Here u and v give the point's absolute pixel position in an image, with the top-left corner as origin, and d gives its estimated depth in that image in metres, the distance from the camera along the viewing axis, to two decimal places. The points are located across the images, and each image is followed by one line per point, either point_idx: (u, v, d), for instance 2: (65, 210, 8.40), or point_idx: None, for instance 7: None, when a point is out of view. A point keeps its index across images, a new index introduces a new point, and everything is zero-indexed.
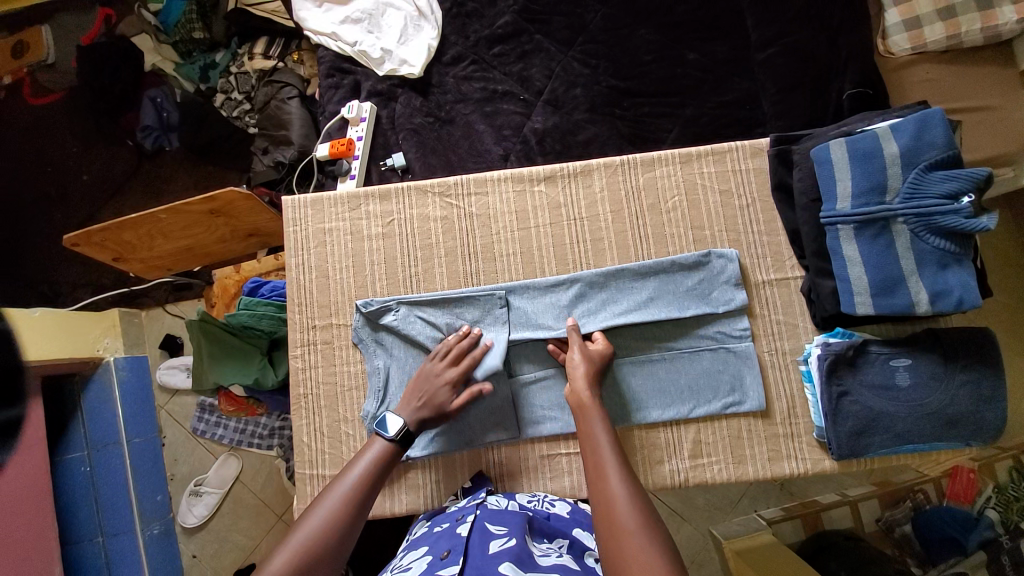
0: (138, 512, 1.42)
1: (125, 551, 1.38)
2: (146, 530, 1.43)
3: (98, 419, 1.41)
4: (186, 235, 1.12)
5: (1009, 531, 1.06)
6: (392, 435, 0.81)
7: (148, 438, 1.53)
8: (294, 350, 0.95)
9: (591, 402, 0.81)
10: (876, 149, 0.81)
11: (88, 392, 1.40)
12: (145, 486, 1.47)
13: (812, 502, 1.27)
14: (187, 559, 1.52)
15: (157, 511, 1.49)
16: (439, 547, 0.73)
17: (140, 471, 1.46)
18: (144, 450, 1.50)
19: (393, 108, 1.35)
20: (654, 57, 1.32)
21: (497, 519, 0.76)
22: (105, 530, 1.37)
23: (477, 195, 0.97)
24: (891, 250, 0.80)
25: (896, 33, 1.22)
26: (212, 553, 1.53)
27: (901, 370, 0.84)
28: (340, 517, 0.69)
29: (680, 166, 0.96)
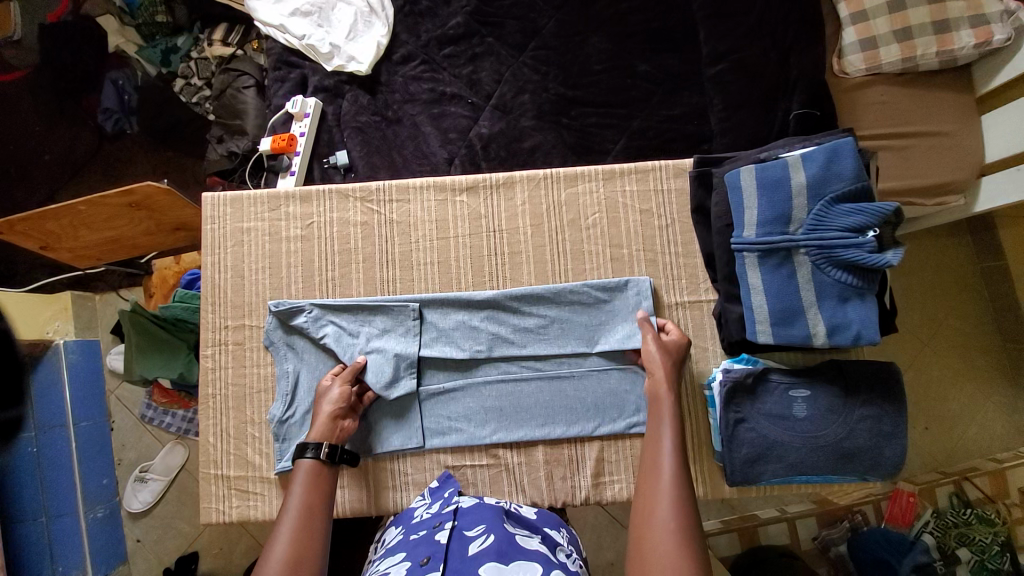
0: (81, 495, 1.42)
1: (67, 532, 1.37)
2: (90, 514, 1.43)
3: (47, 399, 1.38)
4: (111, 226, 1.10)
5: (945, 558, 1.12)
6: (305, 454, 0.79)
7: (95, 422, 1.52)
8: (205, 350, 0.95)
9: (669, 403, 0.78)
10: (784, 178, 0.81)
11: (38, 372, 1.37)
12: (91, 470, 1.47)
13: (751, 516, 1.27)
14: (131, 543, 1.53)
15: (102, 495, 1.49)
16: (417, 554, 0.71)
17: (84, 453, 1.46)
18: (90, 434, 1.49)
19: (340, 105, 1.34)
20: (604, 66, 1.31)
21: (473, 522, 0.76)
22: (50, 511, 1.34)
23: (398, 202, 0.97)
24: (793, 281, 0.80)
25: (852, 53, 1.19)
26: (156, 539, 1.53)
27: (798, 401, 0.85)
28: (298, 543, 0.68)
29: (602, 183, 0.95)
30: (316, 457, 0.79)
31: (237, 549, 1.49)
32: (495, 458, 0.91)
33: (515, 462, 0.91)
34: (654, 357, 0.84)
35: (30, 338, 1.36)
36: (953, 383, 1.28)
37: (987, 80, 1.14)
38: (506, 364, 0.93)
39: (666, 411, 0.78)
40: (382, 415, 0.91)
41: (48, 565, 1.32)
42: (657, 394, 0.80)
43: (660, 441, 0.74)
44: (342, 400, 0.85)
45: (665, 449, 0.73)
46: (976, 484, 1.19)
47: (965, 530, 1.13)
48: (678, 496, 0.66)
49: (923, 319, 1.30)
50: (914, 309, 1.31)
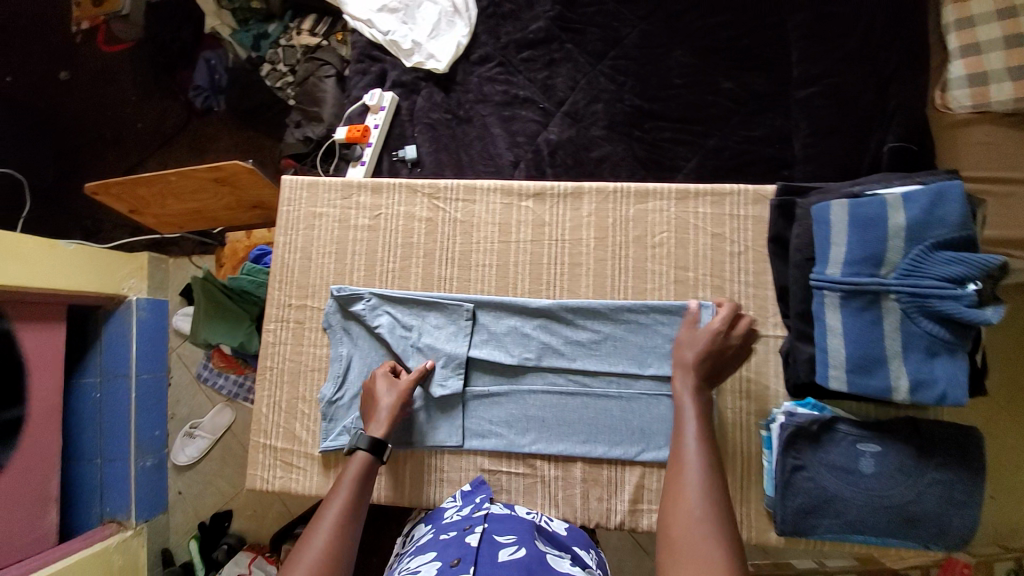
0: (135, 443, 1.53)
1: (118, 475, 1.50)
2: (139, 461, 1.54)
3: (114, 350, 1.53)
4: (195, 199, 1.18)
5: None
6: (359, 445, 0.80)
7: (156, 376, 1.64)
8: (268, 324, 0.99)
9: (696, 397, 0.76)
10: (881, 217, 0.75)
11: (110, 325, 1.54)
12: (146, 421, 1.58)
13: (786, 565, 1.19)
14: (172, 494, 1.63)
15: (152, 445, 1.60)
16: (447, 554, 0.71)
17: (142, 406, 1.56)
18: (149, 386, 1.60)
19: (415, 100, 1.37)
20: (684, 81, 1.28)
21: (503, 530, 0.76)
22: (104, 454, 1.50)
23: (463, 202, 0.97)
24: (877, 328, 0.74)
25: (958, 88, 1.10)
26: (195, 493, 1.63)
27: (867, 456, 0.78)
28: (336, 538, 0.70)
29: (675, 202, 0.92)
30: (366, 449, 0.80)
31: (268, 514, 1.56)
32: (532, 469, 0.90)
33: (552, 475, 0.90)
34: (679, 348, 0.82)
35: (104, 293, 1.47)
36: None
37: None
38: (553, 375, 0.91)
39: (688, 406, 0.76)
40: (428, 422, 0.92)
41: (99, 503, 1.49)
42: (680, 395, 0.78)
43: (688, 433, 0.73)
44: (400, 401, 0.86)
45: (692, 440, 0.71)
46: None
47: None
48: (706, 491, 0.65)
49: None
50: None
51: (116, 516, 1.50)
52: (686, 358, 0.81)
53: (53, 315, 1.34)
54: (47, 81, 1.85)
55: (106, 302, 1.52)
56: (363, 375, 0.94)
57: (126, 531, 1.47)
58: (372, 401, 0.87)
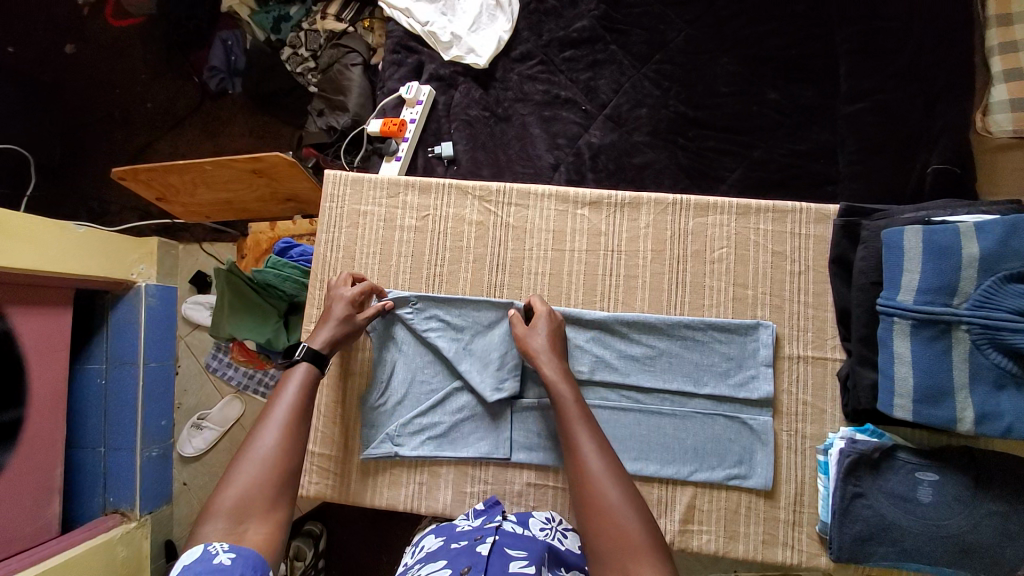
0: (141, 434, 1.44)
1: (122, 466, 1.40)
2: (144, 452, 1.45)
3: (121, 336, 1.43)
4: (227, 189, 1.15)
5: None
6: (298, 356, 0.78)
7: (163, 364, 1.54)
8: (307, 325, 0.96)
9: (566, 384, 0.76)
10: (954, 246, 0.73)
11: (118, 310, 1.43)
12: (152, 411, 1.49)
13: None
14: (177, 485, 1.58)
15: (159, 435, 1.52)
16: (457, 563, 0.69)
17: (149, 393, 1.47)
18: (156, 375, 1.51)
19: (452, 96, 1.33)
20: (731, 90, 1.25)
21: (516, 544, 0.73)
22: (109, 444, 1.40)
23: (517, 206, 0.94)
24: (945, 358, 0.73)
25: (999, 112, 1.13)
26: (200, 484, 1.58)
27: (926, 485, 0.77)
28: (285, 440, 0.69)
29: (735, 218, 0.90)
30: (303, 359, 0.78)
31: None
32: None
33: None
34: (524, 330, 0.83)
35: (114, 277, 1.37)
36: None
37: None
38: (605, 390, 0.89)
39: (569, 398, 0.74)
40: (409, 373, 0.92)
41: (101, 493, 1.39)
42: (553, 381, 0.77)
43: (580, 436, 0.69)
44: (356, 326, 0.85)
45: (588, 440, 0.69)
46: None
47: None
48: (603, 458, 0.67)
49: None
50: None
51: (119, 507, 1.41)
52: (533, 336, 0.83)
53: (59, 300, 1.25)
54: (53, 53, 1.75)
55: (113, 287, 1.42)
56: (407, 381, 0.92)
57: (129, 522, 1.38)
58: (329, 311, 0.85)
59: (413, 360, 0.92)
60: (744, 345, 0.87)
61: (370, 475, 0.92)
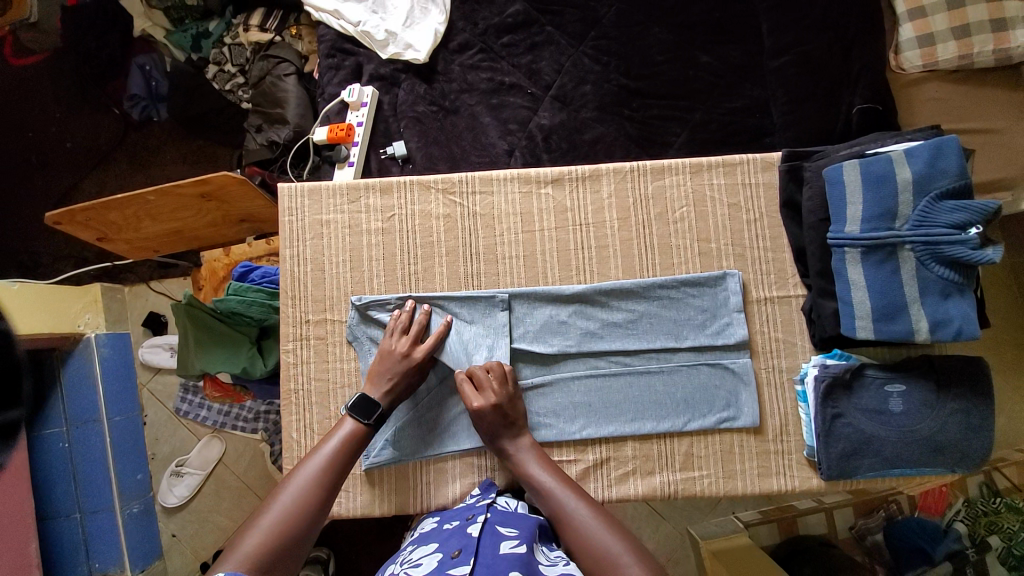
0: (118, 491, 1.36)
1: (104, 528, 1.32)
2: (125, 509, 1.37)
3: (78, 395, 1.32)
4: (175, 218, 1.11)
5: (975, 545, 1.15)
6: (369, 421, 0.82)
7: (129, 416, 1.45)
8: (286, 345, 0.92)
9: (535, 461, 0.82)
10: (889, 174, 0.80)
11: (68, 367, 1.32)
12: (126, 465, 1.40)
13: (790, 507, 1.31)
14: (166, 538, 1.47)
15: (137, 489, 1.43)
16: (449, 546, 0.70)
17: (119, 448, 1.39)
18: (124, 428, 1.42)
19: (396, 94, 1.31)
20: (666, 58, 1.30)
21: (507, 522, 0.75)
22: (83, 508, 1.31)
23: (482, 194, 0.95)
24: (896, 277, 0.80)
25: (909, 49, 1.22)
26: (192, 534, 1.47)
27: (894, 396, 0.85)
28: (312, 496, 0.73)
29: (690, 176, 0.94)
30: (369, 424, 0.82)
31: None
32: (582, 454, 0.91)
33: (605, 457, 0.91)
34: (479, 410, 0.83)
35: (61, 332, 1.28)
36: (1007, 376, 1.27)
37: None
38: (595, 359, 0.92)
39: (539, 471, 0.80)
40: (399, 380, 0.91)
41: (84, 563, 1.30)
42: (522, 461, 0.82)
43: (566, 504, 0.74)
44: (411, 364, 0.86)
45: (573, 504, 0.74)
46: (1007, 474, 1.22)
47: (993, 518, 1.15)
48: (592, 513, 0.72)
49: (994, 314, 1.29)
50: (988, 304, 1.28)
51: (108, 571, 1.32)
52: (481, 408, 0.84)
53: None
54: None
55: (62, 342, 1.32)
56: None
57: None
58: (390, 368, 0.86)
59: None
60: (715, 300, 0.92)
61: (376, 484, 0.91)
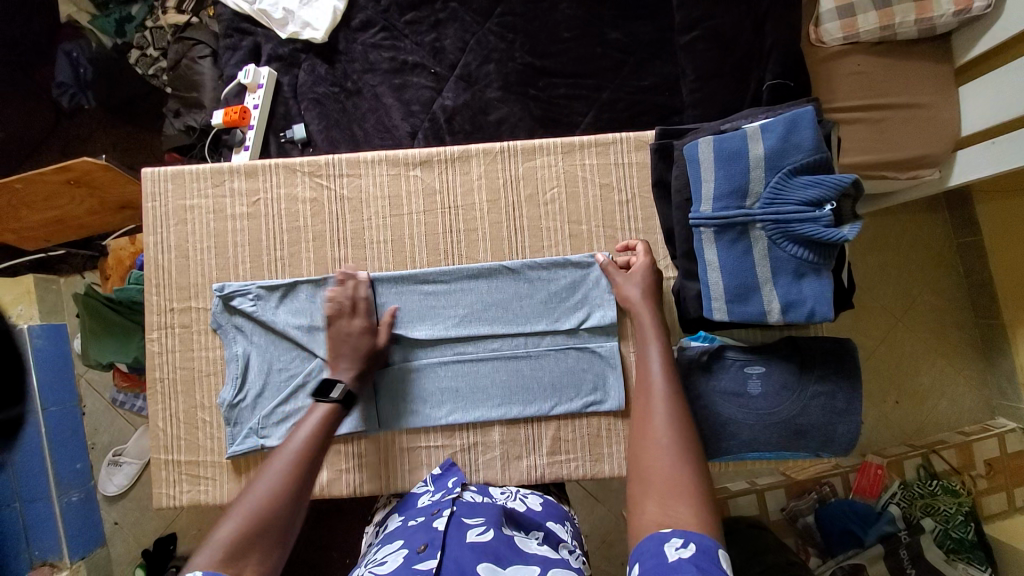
0: (55, 480, 1.29)
1: (41, 517, 1.27)
2: (64, 497, 1.31)
3: None
4: (51, 207, 1.10)
5: (909, 527, 1.17)
6: (335, 396, 0.77)
7: (66, 408, 1.36)
8: (150, 333, 0.92)
9: (653, 325, 0.79)
10: (742, 150, 0.77)
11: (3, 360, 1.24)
12: (64, 454, 1.33)
13: (721, 489, 1.29)
14: (108, 526, 1.41)
15: (78, 479, 1.36)
16: (416, 540, 0.66)
17: (56, 441, 1.32)
18: (61, 420, 1.34)
19: (296, 75, 1.27)
20: (573, 34, 1.24)
21: (473, 514, 0.72)
22: (21, 495, 1.25)
23: (349, 177, 0.93)
24: (748, 256, 0.78)
25: (828, 21, 1.08)
26: (135, 521, 1.41)
27: (754, 378, 0.83)
28: (289, 485, 0.66)
29: (561, 157, 0.92)
30: (335, 401, 0.77)
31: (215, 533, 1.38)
32: (450, 439, 0.90)
33: (472, 441, 0.90)
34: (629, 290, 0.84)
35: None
36: (941, 356, 1.35)
37: (968, 49, 1.05)
38: (463, 344, 0.91)
39: (652, 340, 0.77)
40: (262, 373, 0.89)
41: (24, 550, 1.26)
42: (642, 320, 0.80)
43: (649, 357, 0.75)
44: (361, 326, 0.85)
45: (655, 364, 0.73)
46: (944, 457, 1.25)
47: (928, 500, 1.20)
48: (673, 407, 0.68)
49: (939, 297, 1.36)
50: (931, 288, 1.36)
51: (47, 558, 1.28)
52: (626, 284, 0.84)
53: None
54: None
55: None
56: (264, 371, 0.89)
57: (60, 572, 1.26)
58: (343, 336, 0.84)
59: (255, 357, 0.90)
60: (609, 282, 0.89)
61: (242, 473, 0.90)
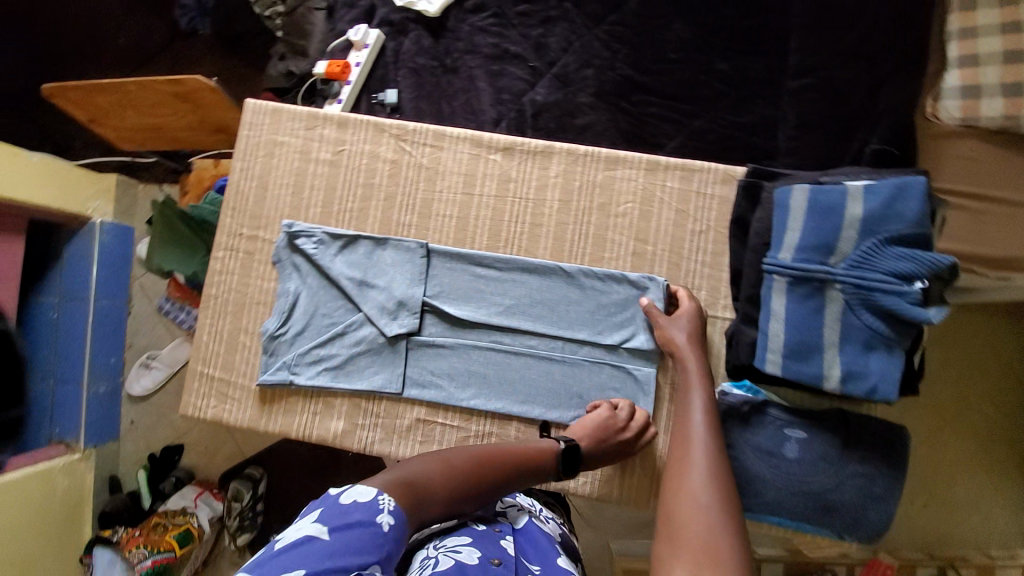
0: (89, 368, 1.36)
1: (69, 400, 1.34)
2: (92, 387, 1.38)
3: (74, 269, 1.36)
4: (155, 114, 1.17)
5: None
6: None
7: (116, 303, 1.46)
8: (216, 252, 0.96)
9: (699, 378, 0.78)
10: (838, 206, 0.74)
11: (72, 244, 1.37)
12: (103, 345, 1.41)
13: None
14: (125, 424, 1.47)
15: (108, 371, 1.43)
16: (486, 548, 0.65)
17: (100, 330, 1.40)
18: (109, 314, 1.43)
19: (401, 42, 1.31)
20: (679, 56, 1.21)
21: (529, 545, 0.72)
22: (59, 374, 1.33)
23: (431, 147, 0.94)
24: (818, 315, 0.74)
25: (948, 98, 0.96)
26: (149, 425, 1.47)
27: (792, 441, 0.79)
28: (474, 472, 0.70)
29: (643, 173, 0.91)
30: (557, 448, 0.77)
31: (218, 454, 1.44)
32: (466, 423, 0.90)
33: (487, 430, 0.90)
34: (676, 339, 0.82)
35: (68, 211, 1.31)
36: (987, 474, 1.23)
37: None
38: (501, 334, 0.90)
39: (697, 395, 0.77)
40: (305, 314, 0.92)
41: (48, 426, 1.33)
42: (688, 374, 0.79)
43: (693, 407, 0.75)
44: None
45: (698, 414, 0.74)
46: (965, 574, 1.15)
47: None
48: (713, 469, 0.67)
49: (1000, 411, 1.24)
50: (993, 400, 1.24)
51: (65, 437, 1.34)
52: (674, 329, 0.83)
53: (12, 227, 1.20)
54: None
55: (69, 221, 1.35)
56: (308, 313, 0.92)
57: (73, 454, 1.32)
58: None
59: (303, 297, 0.92)
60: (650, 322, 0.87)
61: (267, 402, 0.93)
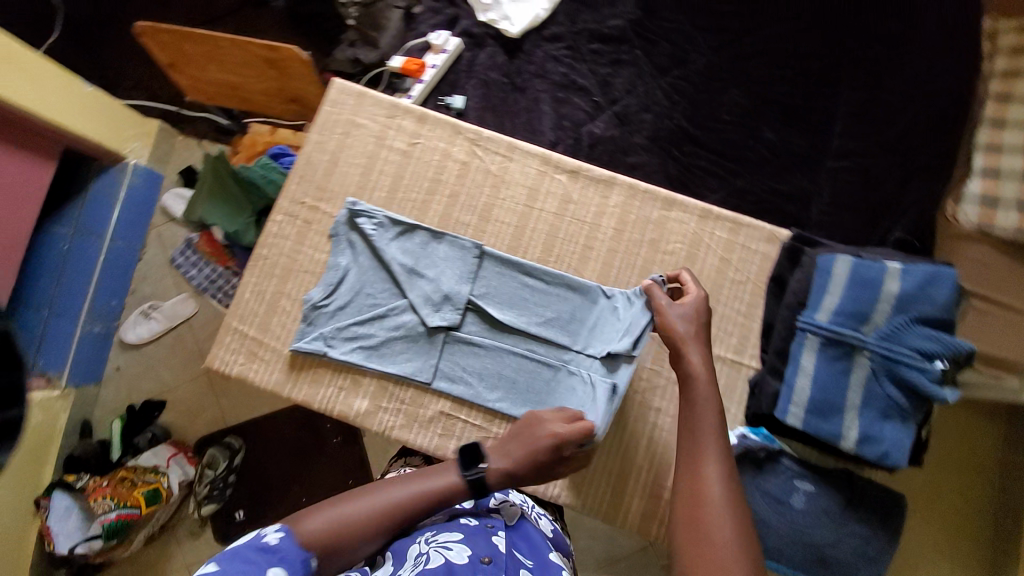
0: (88, 306, 1.33)
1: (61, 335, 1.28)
2: (87, 326, 1.34)
3: (97, 207, 1.33)
4: (237, 72, 1.21)
5: None
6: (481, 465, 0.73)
7: (128, 248, 1.43)
8: (275, 215, 0.99)
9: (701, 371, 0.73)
10: (877, 281, 0.80)
11: (99, 180, 1.34)
12: (106, 287, 1.37)
13: None
14: (109, 370, 1.41)
15: (106, 314, 1.39)
16: (477, 545, 0.67)
17: (108, 271, 1.37)
18: (118, 256, 1.40)
19: (477, 54, 1.38)
20: (733, 119, 1.29)
21: (526, 545, 0.73)
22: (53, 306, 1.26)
23: (502, 157, 0.99)
24: (844, 378, 0.79)
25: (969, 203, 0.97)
26: (134, 374, 1.41)
27: (800, 492, 0.82)
28: (393, 507, 0.69)
29: (695, 218, 0.97)
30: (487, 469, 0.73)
31: (200, 417, 1.39)
32: (489, 424, 0.92)
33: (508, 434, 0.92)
34: (681, 332, 0.77)
35: (107, 147, 1.33)
36: None
37: None
38: (536, 344, 0.94)
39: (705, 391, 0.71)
40: (350, 289, 0.94)
41: (30, 355, 1.23)
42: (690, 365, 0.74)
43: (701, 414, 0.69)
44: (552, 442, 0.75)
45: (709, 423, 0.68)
46: None
47: None
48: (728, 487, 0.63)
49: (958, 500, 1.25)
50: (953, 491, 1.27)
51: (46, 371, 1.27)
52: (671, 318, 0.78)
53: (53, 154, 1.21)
54: None
55: (108, 157, 1.35)
56: (354, 289, 0.94)
57: (53, 389, 1.27)
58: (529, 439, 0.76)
59: (353, 274, 0.95)
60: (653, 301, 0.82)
61: (295, 368, 0.95)
